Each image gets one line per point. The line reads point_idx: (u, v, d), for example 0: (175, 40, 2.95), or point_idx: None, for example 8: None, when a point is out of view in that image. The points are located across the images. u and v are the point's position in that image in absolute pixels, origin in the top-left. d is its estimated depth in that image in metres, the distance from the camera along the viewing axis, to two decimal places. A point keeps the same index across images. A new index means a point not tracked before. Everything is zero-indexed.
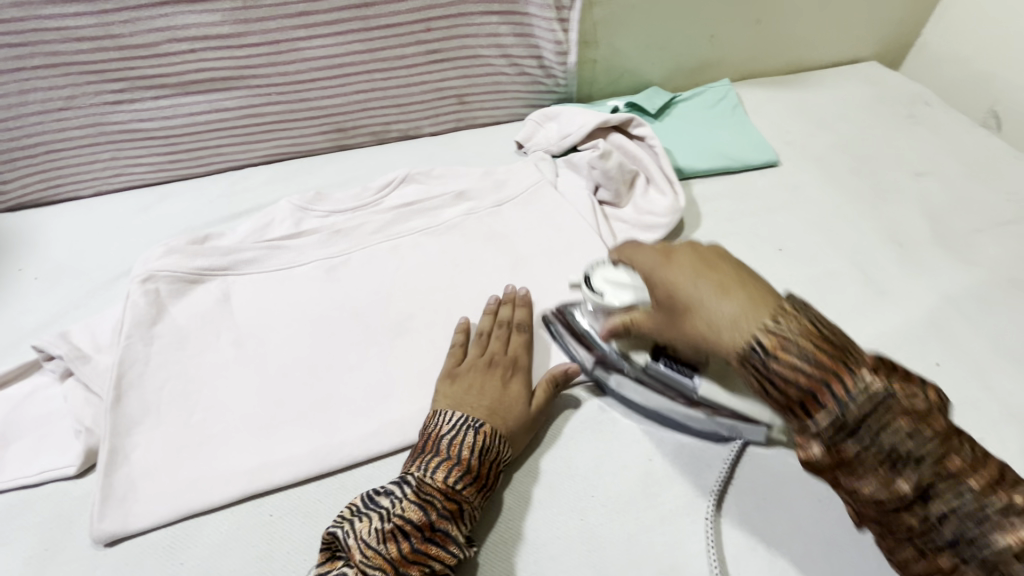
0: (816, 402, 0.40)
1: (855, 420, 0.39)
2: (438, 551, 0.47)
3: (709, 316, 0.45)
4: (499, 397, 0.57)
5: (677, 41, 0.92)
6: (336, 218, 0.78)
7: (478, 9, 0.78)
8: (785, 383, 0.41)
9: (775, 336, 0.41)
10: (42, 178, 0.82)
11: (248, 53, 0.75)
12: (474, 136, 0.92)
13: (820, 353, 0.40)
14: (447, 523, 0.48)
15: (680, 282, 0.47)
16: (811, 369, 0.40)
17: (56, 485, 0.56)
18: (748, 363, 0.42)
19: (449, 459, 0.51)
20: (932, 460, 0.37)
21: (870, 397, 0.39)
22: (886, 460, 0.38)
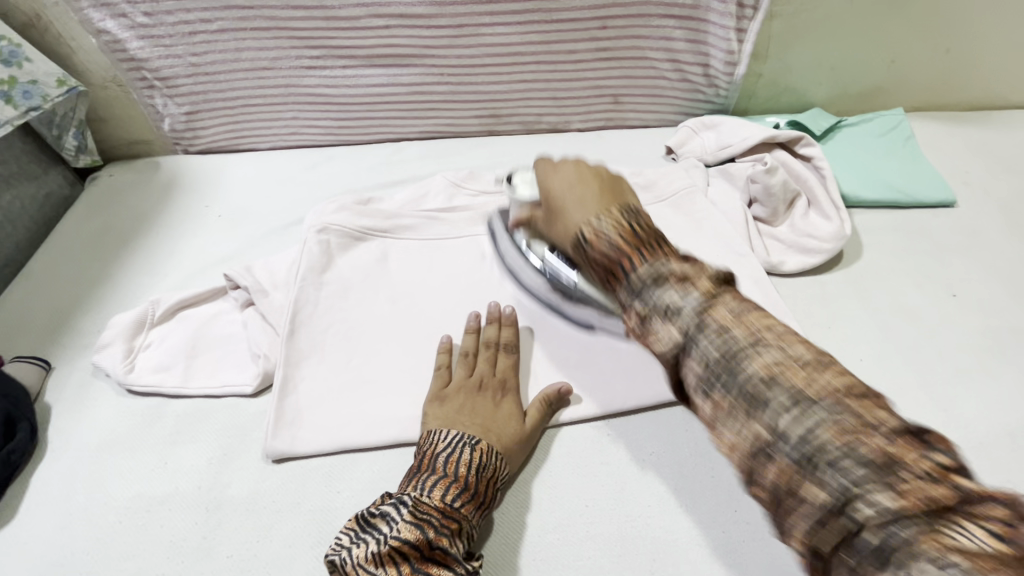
0: (625, 268, 0.45)
1: (720, 366, 0.39)
2: (440, 571, 0.45)
3: (568, 222, 0.52)
4: (495, 420, 0.56)
5: (852, 63, 0.87)
6: (486, 198, 0.82)
7: (656, 11, 0.78)
8: (597, 261, 0.48)
9: (596, 226, 0.49)
10: (234, 128, 0.91)
11: (434, 33, 0.80)
12: (623, 137, 0.92)
13: (625, 241, 0.47)
14: (446, 540, 0.47)
15: (556, 187, 0.55)
16: (615, 256, 0.46)
17: (233, 400, 0.62)
18: (580, 245, 0.49)
19: (447, 476, 0.50)
20: (850, 470, 0.32)
21: (652, 276, 0.44)
22: (780, 447, 0.35)
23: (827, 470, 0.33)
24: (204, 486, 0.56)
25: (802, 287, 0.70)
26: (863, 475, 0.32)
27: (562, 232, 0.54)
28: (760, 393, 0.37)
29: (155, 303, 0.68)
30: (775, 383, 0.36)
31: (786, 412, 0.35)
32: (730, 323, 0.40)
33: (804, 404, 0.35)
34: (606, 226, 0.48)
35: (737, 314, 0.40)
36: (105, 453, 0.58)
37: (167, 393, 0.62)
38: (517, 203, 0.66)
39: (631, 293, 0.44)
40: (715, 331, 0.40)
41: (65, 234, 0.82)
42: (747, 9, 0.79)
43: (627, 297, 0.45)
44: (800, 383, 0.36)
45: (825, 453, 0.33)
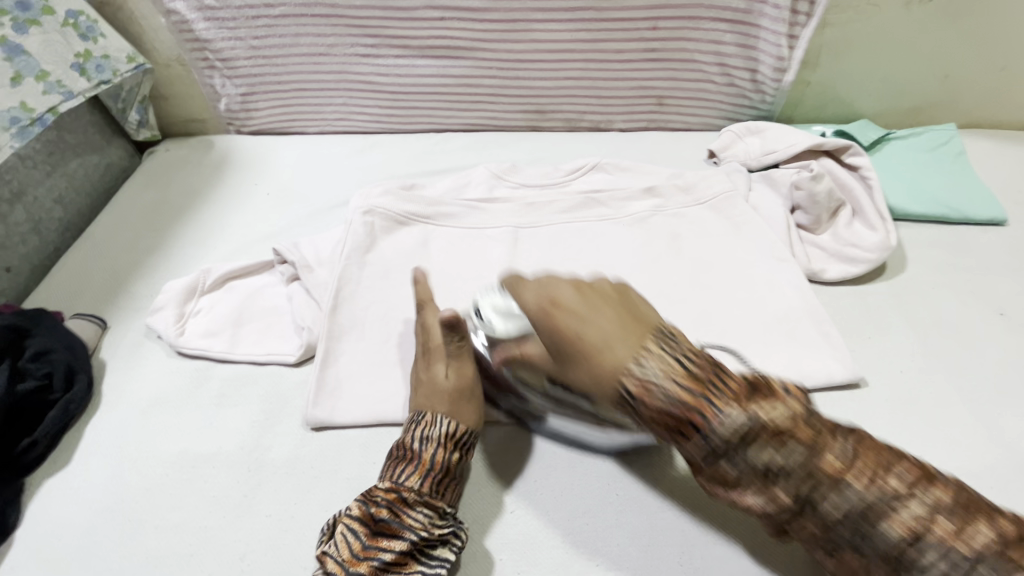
0: (698, 421, 0.40)
1: (844, 517, 0.39)
2: (389, 543, 0.48)
3: (599, 350, 0.43)
4: (426, 388, 0.56)
5: (904, 75, 0.86)
6: (527, 191, 0.83)
7: (707, 14, 0.79)
8: (658, 419, 0.41)
9: (646, 373, 0.41)
10: (285, 111, 0.95)
11: (487, 27, 0.81)
12: (664, 139, 0.93)
13: (687, 392, 0.40)
14: (388, 512, 0.48)
15: (563, 309, 0.46)
16: (681, 412, 0.40)
17: (275, 368, 0.65)
18: (626, 399, 0.42)
19: (396, 460, 0.52)
20: (925, 556, 0.38)
21: (737, 433, 0.39)
22: (861, 545, 0.40)
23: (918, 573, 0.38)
24: (246, 447, 0.58)
25: (843, 296, 0.70)
26: (887, 522, 0.38)
27: (588, 376, 0.44)
28: (825, 505, 0.40)
29: (206, 272, 0.71)
30: (841, 489, 0.39)
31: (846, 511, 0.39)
32: (837, 467, 0.39)
33: (864, 507, 0.39)
34: (658, 374, 0.41)
35: (842, 459, 0.40)
36: (155, 410, 0.61)
37: (214, 357, 0.65)
38: (493, 338, 0.56)
39: (714, 449, 0.40)
40: (829, 484, 0.39)
41: (123, 204, 0.86)
42: (800, 15, 0.78)
43: (706, 455, 0.41)
44: (862, 485, 0.39)
45: (884, 527, 0.39)
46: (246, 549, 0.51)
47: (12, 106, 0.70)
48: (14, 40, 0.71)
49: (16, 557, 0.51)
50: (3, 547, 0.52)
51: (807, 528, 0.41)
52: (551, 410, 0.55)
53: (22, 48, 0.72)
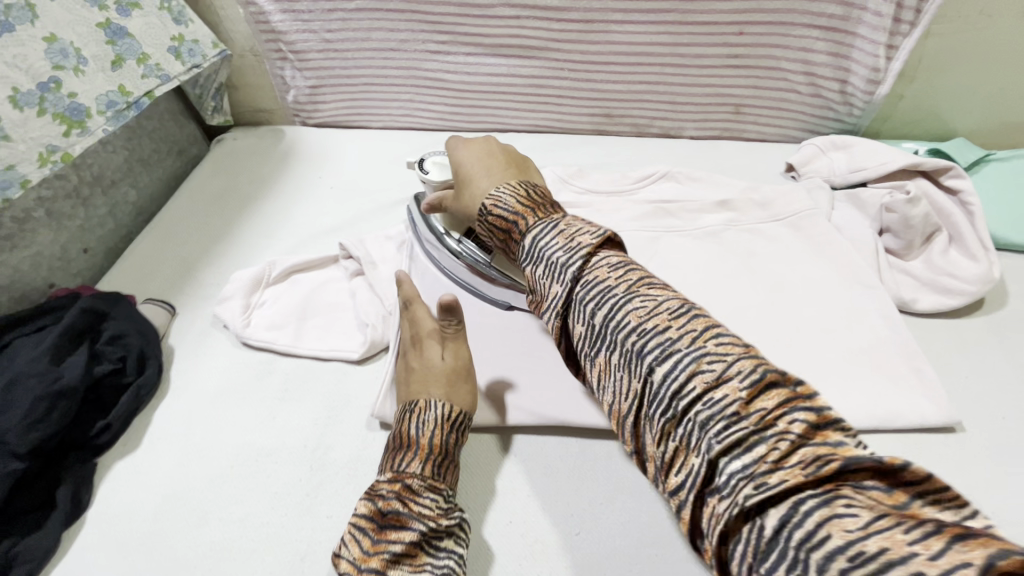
0: (519, 226, 0.49)
1: (678, 411, 0.34)
2: (398, 535, 0.45)
3: (474, 189, 0.57)
4: (421, 377, 0.55)
5: (1011, 93, 0.80)
6: (592, 197, 0.81)
7: (801, 20, 0.74)
8: (498, 226, 0.51)
9: (497, 196, 0.52)
10: (351, 104, 0.94)
11: (561, 27, 0.79)
12: (738, 149, 0.88)
13: (523, 206, 0.50)
14: (394, 503, 0.46)
15: (465, 163, 0.59)
16: (512, 217, 0.50)
17: (336, 365, 0.64)
18: (483, 213, 0.53)
19: (397, 451, 0.50)
20: (714, 416, 0.32)
21: (542, 230, 0.47)
22: (711, 477, 0.32)
23: (727, 491, 0.31)
24: (308, 444, 0.58)
25: (936, 329, 0.65)
26: (745, 457, 0.30)
27: (469, 201, 0.57)
28: (647, 355, 0.36)
29: (273, 264, 0.72)
30: (664, 343, 0.35)
31: (660, 360, 0.35)
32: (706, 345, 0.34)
33: (673, 358, 0.34)
34: (507, 194, 0.51)
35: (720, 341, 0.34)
36: (221, 399, 0.62)
37: (278, 350, 0.65)
38: (432, 185, 0.67)
39: (528, 252, 0.46)
40: (669, 355, 0.35)
41: (192, 189, 0.88)
42: (903, 25, 0.73)
43: (524, 258, 0.47)
44: (731, 384, 0.32)
45: (709, 431, 0.32)
46: (307, 550, 0.51)
47: (110, 89, 0.72)
48: (117, 22, 0.73)
49: (89, 537, 0.52)
50: (77, 525, 0.53)
51: (628, 406, 0.37)
52: (481, 261, 0.65)
53: (125, 30, 0.74)
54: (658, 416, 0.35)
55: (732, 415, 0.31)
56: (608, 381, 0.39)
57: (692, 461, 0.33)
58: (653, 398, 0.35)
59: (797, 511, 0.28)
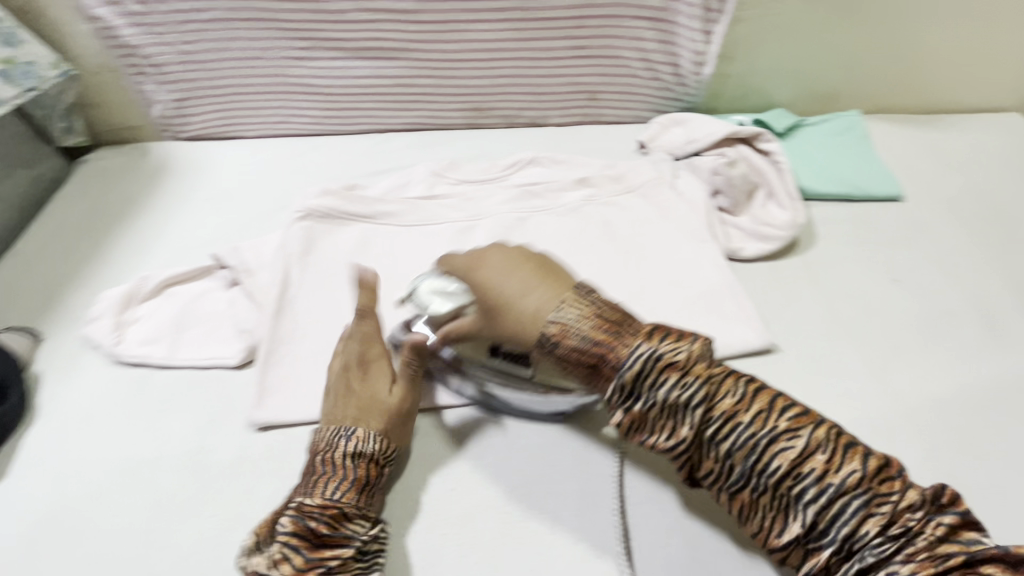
0: (613, 360, 0.50)
1: (740, 456, 0.47)
2: (334, 551, 0.48)
3: (519, 311, 0.54)
4: (365, 400, 0.57)
5: (811, 66, 0.93)
6: (466, 187, 0.86)
7: (629, 13, 0.83)
8: (572, 356, 0.52)
9: (562, 318, 0.52)
10: (223, 115, 0.94)
11: (417, 28, 0.84)
12: (598, 132, 0.97)
13: (598, 331, 0.51)
14: (328, 527, 0.48)
15: (493, 279, 0.57)
16: (590, 348, 0.51)
17: (217, 371, 0.65)
18: (545, 341, 0.53)
19: (324, 474, 0.52)
20: (835, 495, 0.44)
21: (653, 375, 0.48)
22: (785, 509, 0.46)
23: (797, 512, 0.45)
24: (190, 449, 0.59)
25: (759, 271, 0.75)
26: (864, 517, 0.43)
27: (512, 327, 0.55)
28: (723, 441, 0.47)
29: (145, 279, 0.71)
30: (736, 427, 0.47)
31: (738, 446, 0.47)
32: (768, 415, 0.47)
33: (762, 445, 0.46)
34: (575, 319, 0.52)
35: (822, 417, 0.47)
36: (94, 419, 0.61)
37: (154, 364, 0.65)
38: (429, 319, 0.60)
39: (630, 395, 0.49)
40: (721, 420, 0.47)
41: (53, 215, 0.85)
42: (713, 13, 0.84)
43: (621, 399, 0.49)
44: (755, 425, 0.47)
45: (803, 496, 0.45)
46: (190, 551, 0.52)
47: None
48: None
49: None
50: None
51: (708, 465, 0.49)
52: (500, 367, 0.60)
53: None
54: (748, 489, 0.47)
55: (824, 483, 0.44)
56: (677, 447, 0.49)
57: (796, 529, 0.45)
58: (741, 475, 0.47)
59: (846, 520, 0.43)
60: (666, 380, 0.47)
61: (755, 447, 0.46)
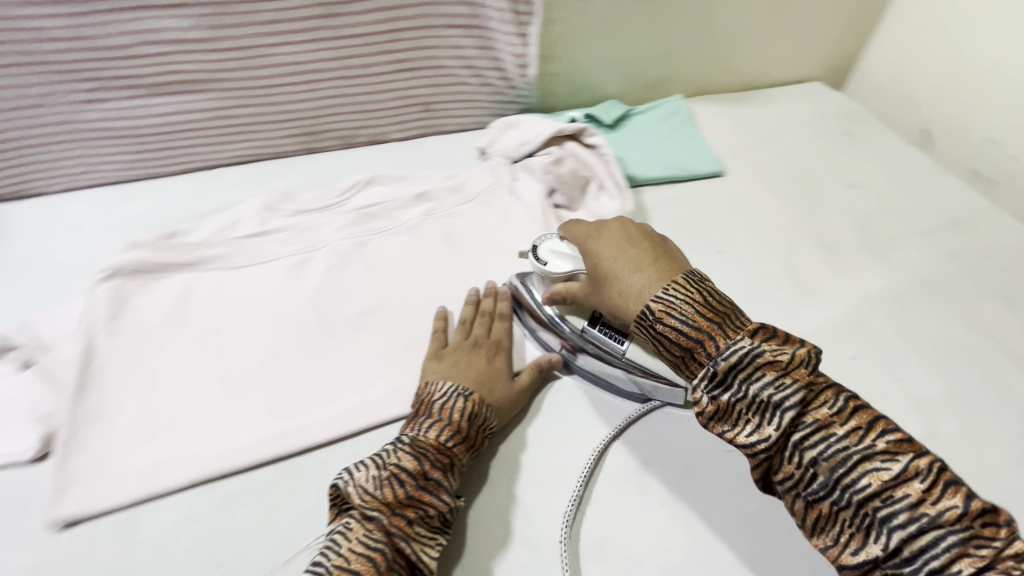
0: (709, 348, 0.51)
1: (830, 468, 0.46)
2: (434, 498, 0.51)
3: (623, 286, 0.58)
4: (491, 373, 0.63)
5: (631, 58, 0.97)
6: (302, 218, 0.81)
7: (441, 23, 0.83)
8: (672, 340, 0.53)
9: (664, 300, 0.54)
10: (13, 174, 0.81)
11: (218, 57, 0.78)
12: (440, 142, 0.96)
13: (702, 318, 0.52)
14: (438, 472, 0.53)
15: (602, 251, 0.61)
16: (693, 338, 0.52)
17: (11, 471, 0.57)
18: (648, 317, 0.54)
19: (439, 420, 0.56)
20: (948, 530, 0.42)
21: (737, 359, 0.49)
22: (864, 526, 0.44)
23: (885, 535, 0.43)
24: None
25: None
26: (955, 548, 0.41)
27: (614, 297, 0.59)
28: (810, 449, 0.47)
29: None
30: (831, 437, 0.46)
31: (827, 456, 0.46)
32: (831, 421, 0.47)
33: (854, 461, 0.45)
34: (680, 302, 0.53)
35: (839, 415, 0.47)
36: None
37: None
38: (545, 277, 0.66)
39: (718, 381, 0.50)
40: (814, 427, 0.47)
41: None
42: (524, 16, 0.85)
43: (710, 385, 0.50)
44: (850, 438, 0.46)
45: (945, 534, 0.42)
46: None
47: None
48: None
49: None
50: None
51: (786, 471, 0.48)
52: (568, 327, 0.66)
53: None
54: (829, 500, 0.46)
55: (918, 511, 0.43)
56: (759, 446, 0.48)
57: (874, 552, 0.44)
58: (823, 485, 0.46)
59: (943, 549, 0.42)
60: (767, 400, 0.48)
61: (848, 457, 0.45)
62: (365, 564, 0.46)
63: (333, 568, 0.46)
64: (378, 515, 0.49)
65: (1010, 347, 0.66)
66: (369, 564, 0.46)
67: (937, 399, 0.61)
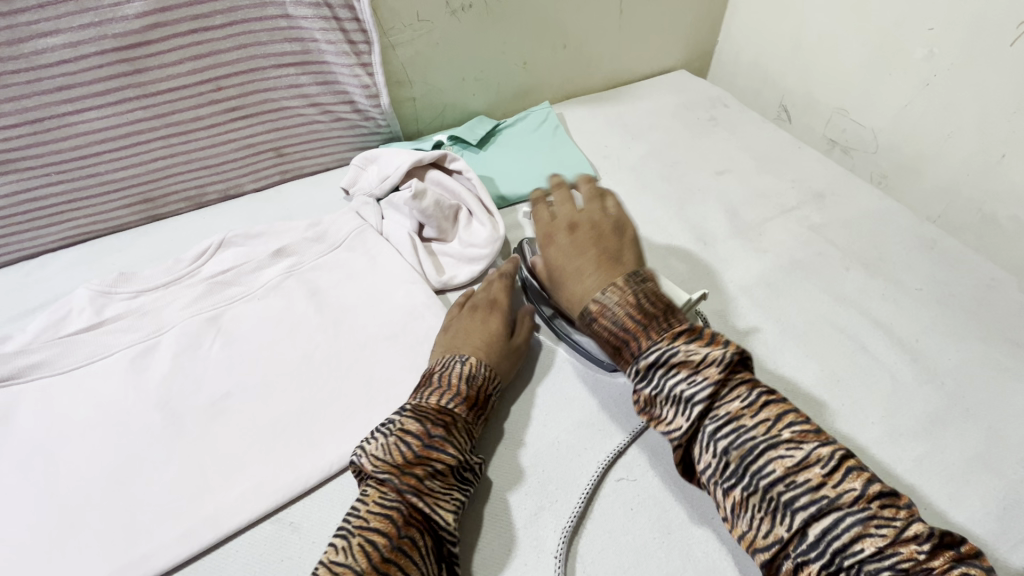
0: (634, 347, 0.51)
1: (739, 458, 0.45)
2: (439, 455, 0.51)
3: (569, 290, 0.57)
4: (483, 337, 0.62)
5: (490, 71, 0.95)
6: (144, 298, 0.72)
7: (269, 63, 0.76)
8: (605, 337, 0.53)
9: (602, 303, 0.53)
10: None
11: (7, 136, 0.68)
12: (302, 187, 0.89)
13: (632, 321, 0.52)
14: (441, 430, 0.52)
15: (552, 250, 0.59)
16: (621, 335, 0.52)
17: None
18: (586, 317, 0.54)
19: (444, 386, 0.56)
20: (841, 509, 0.41)
21: (657, 358, 0.50)
22: (771, 512, 0.43)
23: (789, 519, 0.42)
24: None
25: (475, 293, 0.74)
26: (853, 528, 0.40)
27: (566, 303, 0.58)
28: (720, 438, 0.46)
29: None
30: (738, 428, 0.46)
31: (736, 444, 0.46)
32: (741, 413, 0.47)
33: (761, 449, 0.45)
34: (614, 302, 0.53)
35: (749, 407, 0.47)
36: None
37: None
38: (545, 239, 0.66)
39: (637, 376, 0.51)
40: (724, 419, 0.47)
41: None
42: (361, 45, 0.80)
43: (634, 379, 0.51)
44: (759, 428, 0.46)
45: (841, 515, 0.41)
46: None
47: None
48: None
49: None
50: None
51: (704, 460, 0.47)
52: None
53: None
54: (739, 488, 0.45)
55: (820, 494, 0.42)
56: (675, 436, 0.49)
57: (782, 534, 0.42)
58: (733, 472, 0.45)
59: (841, 530, 0.41)
60: (678, 390, 0.48)
61: (757, 446, 0.45)
62: (383, 520, 0.46)
63: (355, 530, 0.46)
64: (390, 476, 0.49)
65: (875, 314, 0.68)
66: (387, 520, 0.46)
67: (814, 384, 0.61)
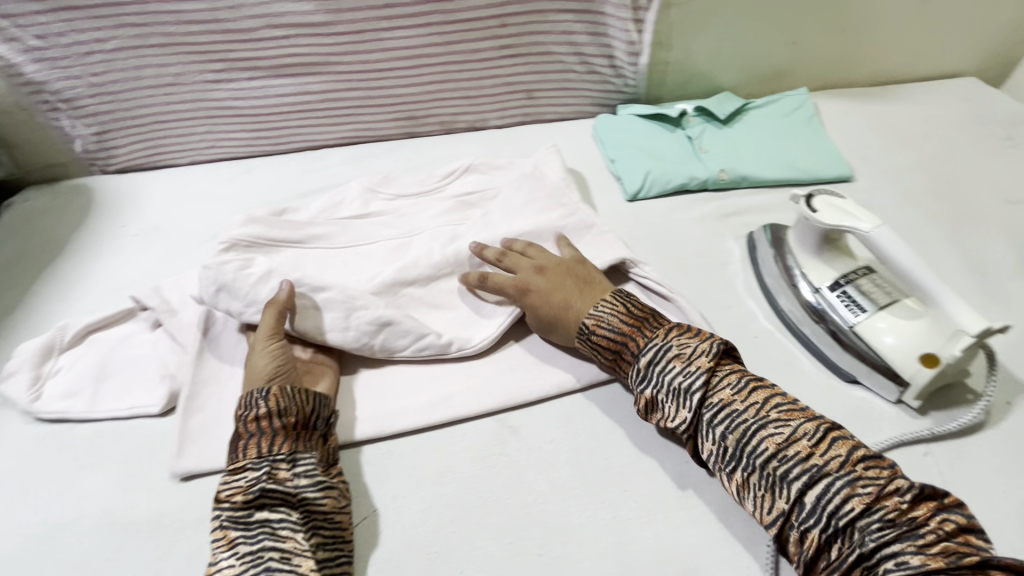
0: (633, 348, 0.57)
1: (735, 438, 0.50)
2: (232, 531, 0.48)
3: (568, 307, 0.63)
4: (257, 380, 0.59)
5: (754, 46, 0.90)
6: (402, 202, 0.82)
7: (554, 7, 0.80)
8: (606, 345, 0.59)
9: (596, 314, 0.60)
10: (147, 145, 0.88)
11: (334, 41, 0.80)
12: (539, 131, 0.94)
13: (626, 325, 0.59)
14: (229, 497, 0.50)
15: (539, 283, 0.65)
16: (621, 339, 0.58)
17: (142, 421, 0.63)
18: (584, 330, 0.61)
19: (254, 436, 0.52)
20: (826, 475, 0.45)
21: (656, 354, 0.55)
22: (771, 486, 0.47)
23: (784, 484, 0.46)
24: (109, 508, 0.56)
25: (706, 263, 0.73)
26: (838, 485, 0.45)
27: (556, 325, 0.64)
28: (718, 425, 0.51)
29: (64, 328, 0.67)
30: (733, 413, 0.51)
31: (732, 429, 0.50)
32: (734, 400, 0.51)
33: (754, 429, 0.49)
34: (607, 314, 0.60)
35: (739, 393, 0.52)
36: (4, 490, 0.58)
37: (75, 418, 0.63)
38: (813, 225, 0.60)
39: (642, 376, 0.56)
40: (722, 409, 0.51)
41: None
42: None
43: (639, 379, 0.56)
44: (750, 411, 0.50)
45: (830, 480, 0.45)
46: None
47: None
48: None
49: None
50: None
51: (709, 447, 0.51)
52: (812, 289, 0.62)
53: None
54: (740, 469, 0.49)
55: (809, 462, 0.46)
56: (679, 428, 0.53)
57: (784, 505, 0.46)
58: (732, 454, 0.50)
59: (831, 495, 0.45)
60: (684, 394, 0.52)
61: (745, 427, 0.49)
62: None
63: None
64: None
65: None
66: None
67: None
